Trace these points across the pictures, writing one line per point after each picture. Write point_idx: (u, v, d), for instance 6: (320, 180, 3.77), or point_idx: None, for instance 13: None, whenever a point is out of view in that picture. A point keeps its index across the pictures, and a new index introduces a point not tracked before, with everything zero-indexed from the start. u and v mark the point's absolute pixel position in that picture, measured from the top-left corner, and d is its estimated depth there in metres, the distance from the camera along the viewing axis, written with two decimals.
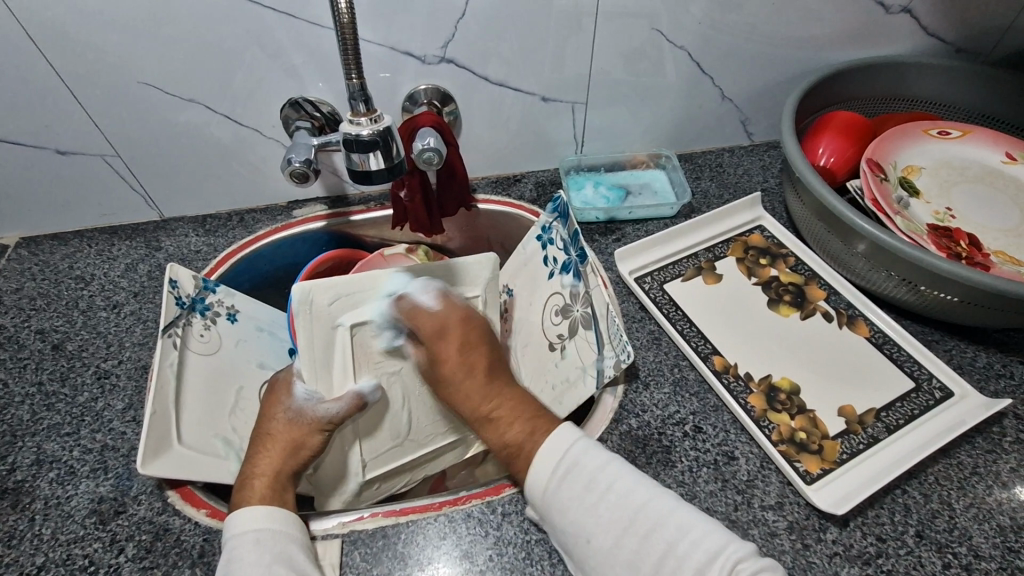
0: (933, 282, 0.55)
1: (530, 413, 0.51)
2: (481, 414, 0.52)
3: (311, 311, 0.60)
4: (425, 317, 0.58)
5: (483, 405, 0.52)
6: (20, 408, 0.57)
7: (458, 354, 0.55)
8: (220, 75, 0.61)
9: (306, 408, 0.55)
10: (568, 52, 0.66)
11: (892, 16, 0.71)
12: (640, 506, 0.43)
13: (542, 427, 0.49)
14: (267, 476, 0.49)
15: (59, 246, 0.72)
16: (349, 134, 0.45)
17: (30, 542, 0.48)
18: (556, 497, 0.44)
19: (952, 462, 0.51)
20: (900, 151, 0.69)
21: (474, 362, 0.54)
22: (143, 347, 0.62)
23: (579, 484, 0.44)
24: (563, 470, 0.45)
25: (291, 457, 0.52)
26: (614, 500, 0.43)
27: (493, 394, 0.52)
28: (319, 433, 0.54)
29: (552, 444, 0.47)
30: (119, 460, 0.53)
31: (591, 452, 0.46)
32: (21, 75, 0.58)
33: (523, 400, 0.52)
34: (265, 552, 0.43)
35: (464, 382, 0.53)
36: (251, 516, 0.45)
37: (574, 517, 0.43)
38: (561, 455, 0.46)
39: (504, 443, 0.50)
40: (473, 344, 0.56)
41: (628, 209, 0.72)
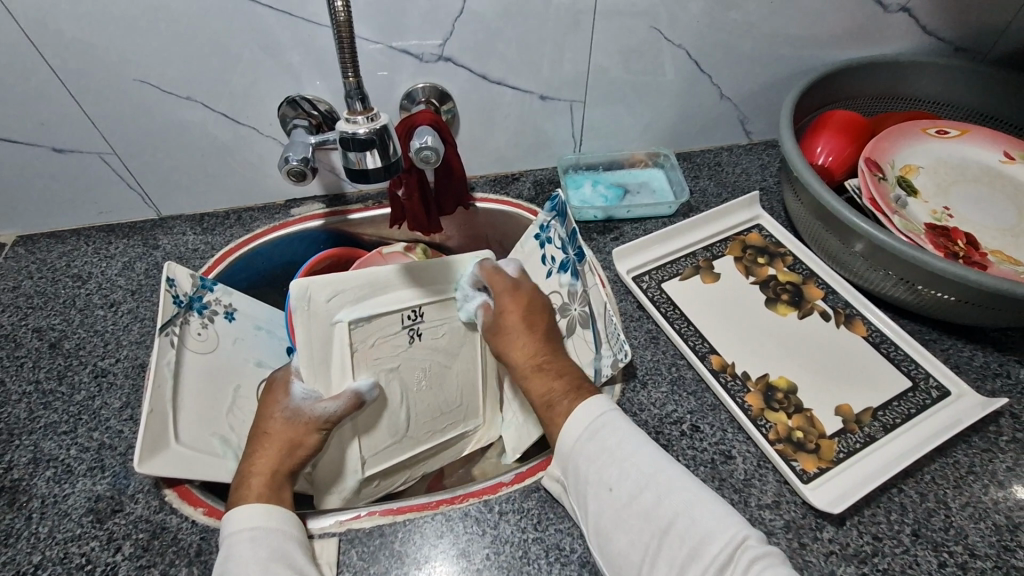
0: (931, 281, 0.55)
1: (581, 378, 0.53)
2: (533, 366, 0.55)
3: (308, 309, 0.59)
4: (499, 279, 0.61)
5: (535, 359, 0.55)
6: (17, 406, 0.57)
7: (522, 315, 0.58)
8: (217, 73, 0.61)
9: (304, 409, 0.56)
10: (566, 51, 0.66)
11: (890, 15, 0.70)
12: (653, 475, 0.44)
13: (585, 392, 0.52)
14: (264, 475, 0.50)
15: (56, 245, 0.72)
16: (346, 132, 0.45)
17: (27, 541, 0.48)
18: (581, 456, 0.47)
19: (948, 461, 0.51)
20: (898, 150, 0.69)
21: (533, 324, 0.57)
22: (141, 346, 0.62)
23: (599, 453, 0.46)
24: (587, 434, 0.47)
25: (287, 456, 0.52)
26: (634, 461, 0.45)
27: (545, 355, 0.55)
28: (315, 434, 0.55)
29: (585, 411, 0.49)
30: (116, 459, 0.53)
31: (618, 420, 0.48)
32: (18, 72, 0.58)
33: (568, 371, 0.54)
34: (262, 550, 0.43)
35: (518, 342, 0.57)
36: (249, 513, 0.45)
37: (595, 472, 0.45)
38: (588, 423, 0.48)
39: (545, 396, 0.52)
40: (536, 314, 0.58)
41: (626, 208, 0.72)
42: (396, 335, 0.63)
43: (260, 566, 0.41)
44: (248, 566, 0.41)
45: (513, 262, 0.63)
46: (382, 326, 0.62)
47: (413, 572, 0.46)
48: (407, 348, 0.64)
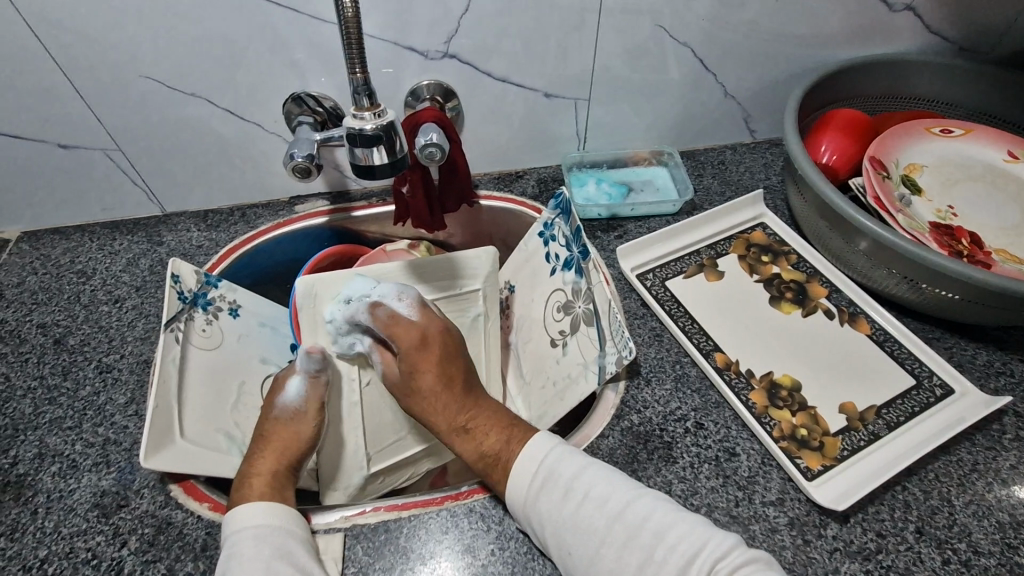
0: (935, 280, 0.56)
1: (510, 420, 0.52)
2: (457, 426, 0.52)
3: (314, 303, 0.62)
4: (403, 329, 0.56)
5: (457, 417, 0.52)
6: (22, 401, 0.57)
7: (438, 367, 0.55)
8: (222, 70, 0.61)
9: (304, 400, 0.56)
10: (570, 49, 0.66)
11: (895, 14, 0.71)
12: (615, 513, 0.42)
13: (518, 436, 0.50)
14: (266, 474, 0.50)
15: (60, 241, 0.72)
16: (353, 129, 0.45)
17: (33, 535, 0.48)
18: (535, 509, 0.45)
19: (952, 459, 0.51)
20: (902, 149, 0.69)
21: (452, 375, 0.55)
22: (145, 342, 0.62)
23: (554, 495, 0.44)
24: (538, 482, 0.45)
25: (289, 455, 0.53)
26: (588, 507, 0.43)
27: (471, 408, 0.53)
28: (314, 425, 0.56)
29: (528, 457, 0.47)
30: (121, 455, 0.53)
31: (566, 459, 0.46)
32: (24, 68, 0.58)
33: (496, 416, 0.52)
34: (265, 547, 0.43)
35: (433, 397, 0.54)
36: (251, 512, 0.45)
37: (553, 528, 0.43)
38: (536, 467, 0.46)
39: (480, 454, 0.49)
40: (450, 359, 0.56)
41: (630, 206, 0.72)
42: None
43: (263, 563, 0.41)
44: (252, 562, 0.41)
45: (407, 295, 0.59)
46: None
47: (419, 568, 0.46)
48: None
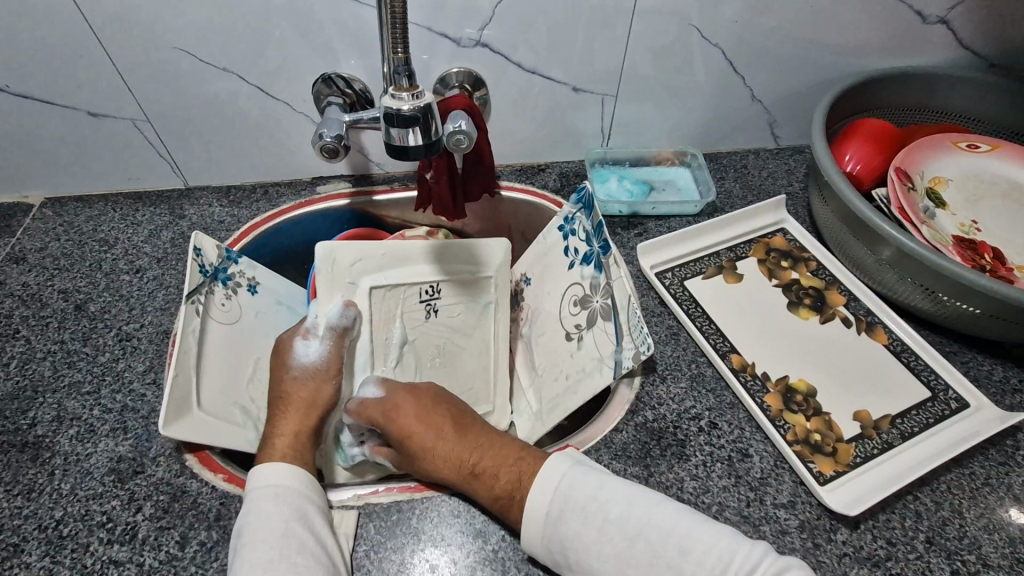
0: (956, 293, 0.56)
1: (511, 453, 0.49)
2: (465, 474, 0.48)
3: (331, 270, 0.63)
4: (369, 409, 0.56)
5: (463, 460, 0.49)
6: (42, 364, 0.57)
7: (416, 422, 0.52)
8: (254, 47, 0.62)
9: (327, 360, 0.58)
10: (601, 44, 0.66)
11: (928, 26, 0.70)
12: (638, 534, 0.42)
13: (526, 468, 0.47)
14: (290, 435, 0.51)
15: (83, 208, 0.73)
16: (391, 108, 0.45)
17: (49, 496, 0.48)
18: (557, 536, 0.43)
19: (965, 473, 0.51)
20: (928, 161, 0.69)
21: (440, 424, 0.52)
22: (165, 313, 0.62)
23: (574, 520, 0.43)
24: (552, 514, 0.44)
25: (309, 416, 0.53)
26: (609, 529, 0.42)
27: (473, 450, 0.49)
28: (331, 386, 0.56)
29: (543, 481, 0.45)
30: (138, 422, 0.53)
31: (583, 478, 0.45)
32: (60, 33, 0.58)
33: (505, 450, 0.49)
34: (284, 507, 0.44)
35: (437, 444, 0.50)
36: (272, 471, 0.46)
37: (576, 553, 0.43)
38: (551, 496, 0.44)
39: (495, 495, 0.46)
40: (427, 411, 0.54)
41: (652, 205, 0.72)
42: (413, 308, 0.67)
43: (282, 522, 0.42)
44: (271, 520, 0.42)
45: (370, 381, 0.60)
46: (404, 295, 0.66)
47: (428, 549, 0.46)
48: (421, 323, 0.67)
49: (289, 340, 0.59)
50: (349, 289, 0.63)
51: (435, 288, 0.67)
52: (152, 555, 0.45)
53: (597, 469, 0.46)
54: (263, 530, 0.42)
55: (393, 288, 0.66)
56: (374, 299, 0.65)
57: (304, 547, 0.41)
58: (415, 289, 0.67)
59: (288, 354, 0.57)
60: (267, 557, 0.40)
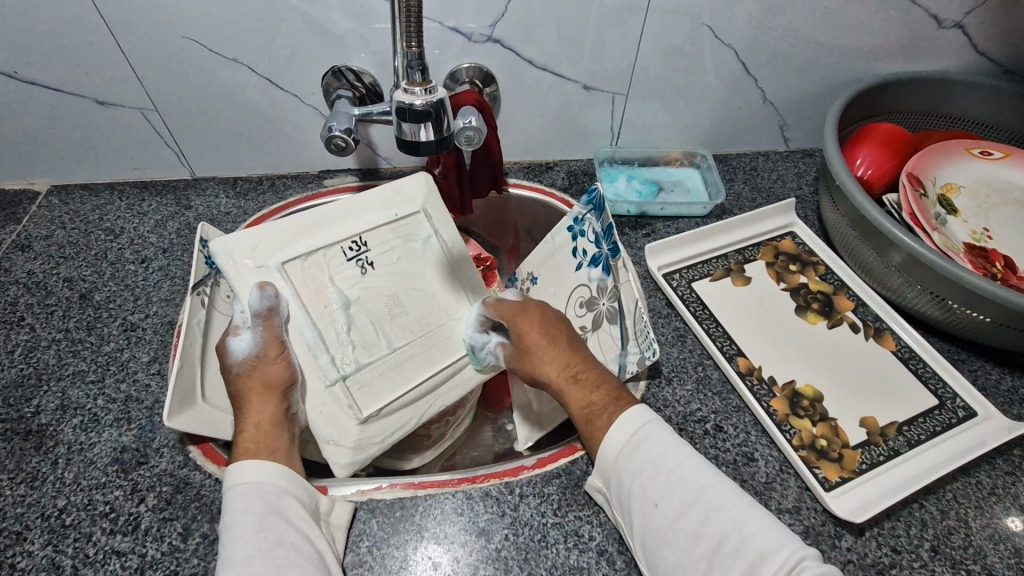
0: (966, 301, 0.55)
1: (617, 384, 0.51)
2: (567, 376, 0.52)
3: (231, 259, 0.52)
4: (504, 308, 0.58)
5: (567, 364, 0.52)
6: (46, 352, 0.57)
7: (545, 328, 0.55)
8: (265, 39, 0.61)
9: (263, 344, 0.51)
10: (614, 42, 0.66)
11: (943, 31, 0.70)
12: (707, 485, 0.42)
13: (625, 399, 0.49)
14: (251, 429, 0.48)
15: (89, 197, 0.72)
16: (403, 103, 0.46)
17: (52, 485, 0.48)
18: (628, 464, 0.45)
19: (971, 481, 0.51)
20: (940, 167, 0.69)
21: (556, 334, 0.55)
22: (170, 303, 0.62)
23: (646, 463, 0.44)
24: (634, 440, 0.45)
25: (265, 402, 0.50)
26: (680, 472, 0.43)
27: (578, 361, 0.52)
28: (282, 364, 0.51)
29: (635, 412, 0.47)
30: (142, 413, 0.53)
31: (665, 428, 0.46)
32: (70, 19, 0.58)
33: (605, 378, 0.51)
34: (255, 502, 0.43)
35: (547, 352, 0.54)
36: (240, 470, 0.44)
37: (641, 484, 0.44)
38: (636, 426, 0.46)
39: (588, 404, 0.49)
40: (558, 322, 0.56)
41: (660, 205, 0.72)
42: (344, 269, 0.56)
43: (257, 518, 0.42)
44: (243, 518, 0.41)
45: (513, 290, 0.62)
46: (324, 261, 0.55)
47: (430, 547, 0.46)
48: (359, 280, 0.57)
49: (222, 343, 0.53)
50: (257, 269, 0.52)
51: (360, 240, 0.57)
52: (155, 547, 0.45)
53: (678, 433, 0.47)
54: (237, 527, 0.41)
55: (310, 255, 0.55)
56: (292, 274, 0.53)
57: (282, 539, 0.41)
58: (336, 249, 0.56)
59: (224, 354, 0.52)
60: (246, 554, 0.40)
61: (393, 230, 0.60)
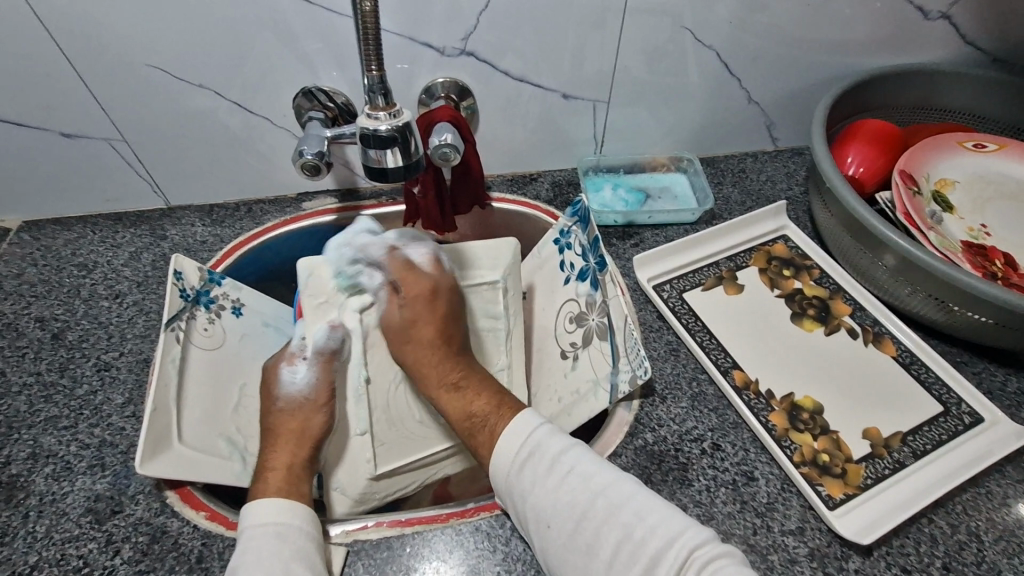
0: (965, 302, 0.53)
1: (497, 391, 0.51)
2: (447, 382, 0.53)
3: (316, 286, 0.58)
4: (413, 279, 0.57)
5: (449, 372, 0.53)
6: (17, 398, 0.55)
7: (437, 325, 0.55)
8: (231, 62, 0.59)
9: (315, 388, 0.54)
10: (591, 48, 0.64)
11: (929, 22, 0.68)
12: (599, 492, 0.42)
13: (508, 405, 0.49)
14: (282, 469, 0.49)
15: (61, 232, 0.70)
16: (366, 129, 0.44)
17: (22, 540, 0.46)
18: (518, 483, 0.44)
19: (981, 492, 0.49)
20: (934, 163, 0.67)
21: (449, 333, 0.56)
22: (145, 340, 0.60)
23: (535, 477, 0.44)
24: (522, 456, 0.45)
25: (301, 445, 0.52)
26: (572, 481, 0.43)
27: (461, 368, 0.54)
28: (322, 414, 0.54)
29: (514, 433, 0.46)
30: (117, 458, 0.51)
31: (555, 436, 0.45)
32: (26, 52, 0.56)
33: (486, 388, 0.52)
34: (281, 545, 0.42)
35: (427, 359, 0.54)
36: (272, 508, 0.44)
37: (534, 502, 0.43)
38: (523, 443, 0.45)
39: (468, 413, 0.50)
40: (453, 317, 0.57)
41: (647, 214, 0.70)
42: None
43: (281, 562, 0.41)
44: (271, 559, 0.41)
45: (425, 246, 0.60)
46: None
47: None
48: None
49: (276, 366, 0.57)
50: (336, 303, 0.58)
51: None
52: None
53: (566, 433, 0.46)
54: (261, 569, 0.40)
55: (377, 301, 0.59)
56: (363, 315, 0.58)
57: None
58: None
59: (276, 383, 0.55)
60: None
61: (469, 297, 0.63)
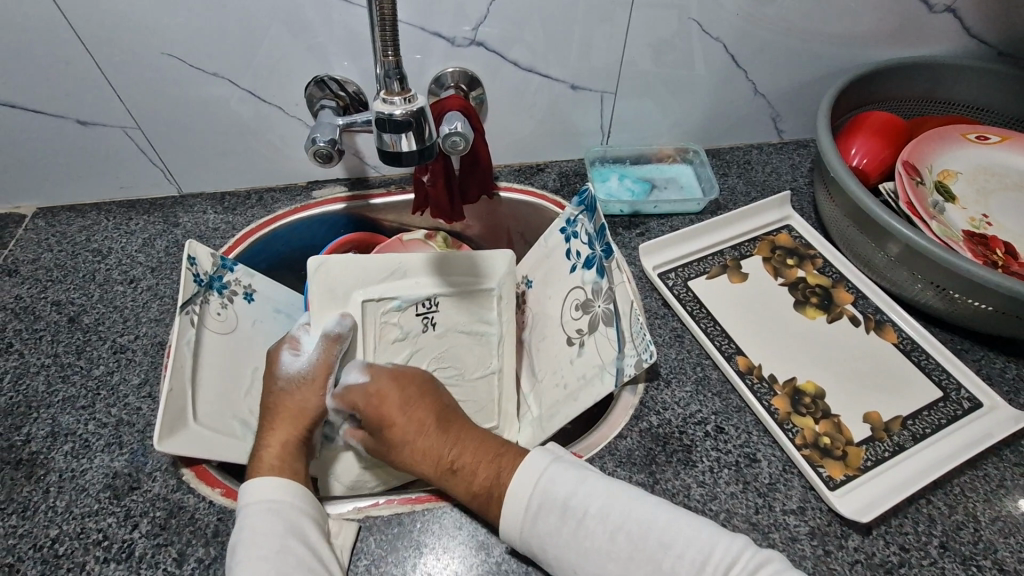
0: (966, 289, 0.54)
1: (495, 445, 0.49)
2: (444, 468, 0.48)
3: (325, 282, 0.62)
4: (354, 398, 0.54)
5: (439, 457, 0.49)
6: (35, 379, 0.56)
7: (400, 414, 0.51)
8: (245, 51, 0.60)
9: (312, 366, 0.56)
10: (600, 40, 0.65)
11: (934, 15, 0.69)
12: (619, 526, 0.42)
13: (508, 462, 0.47)
14: (277, 446, 0.50)
15: (76, 218, 0.72)
16: (382, 113, 0.44)
17: (44, 514, 0.48)
18: (534, 533, 0.43)
19: (979, 474, 0.50)
20: (936, 154, 0.67)
21: (418, 416, 0.51)
22: (160, 323, 0.61)
23: (551, 522, 0.43)
24: (531, 508, 0.43)
25: (298, 427, 0.53)
26: (590, 525, 0.42)
27: (446, 447, 0.49)
28: (319, 397, 0.55)
29: (520, 482, 0.44)
30: (134, 436, 0.52)
31: (563, 474, 0.44)
32: (45, 40, 0.57)
33: (478, 452, 0.48)
34: (275, 521, 0.43)
35: (417, 437, 0.50)
36: (264, 486, 0.45)
37: (554, 549, 0.42)
38: (531, 489, 0.44)
39: (472, 492, 0.46)
40: (413, 401, 0.52)
41: (653, 204, 0.71)
42: (410, 319, 0.64)
43: (277, 538, 0.42)
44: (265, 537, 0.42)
45: (355, 366, 0.57)
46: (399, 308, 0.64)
47: (430, 562, 0.46)
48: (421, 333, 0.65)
49: (277, 351, 0.58)
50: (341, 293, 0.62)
51: (432, 301, 0.65)
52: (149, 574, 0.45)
53: (580, 467, 0.45)
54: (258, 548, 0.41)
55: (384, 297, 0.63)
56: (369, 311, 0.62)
57: (299, 562, 0.41)
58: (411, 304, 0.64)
59: (277, 365, 0.57)
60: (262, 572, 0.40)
61: (458, 301, 0.66)
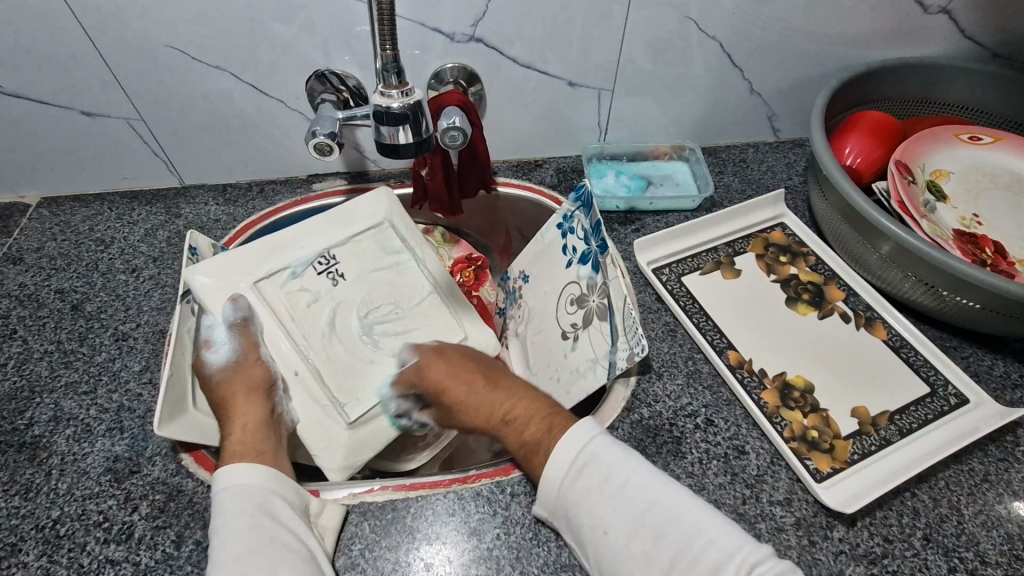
0: (954, 287, 0.55)
1: (550, 411, 0.49)
2: (497, 421, 0.50)
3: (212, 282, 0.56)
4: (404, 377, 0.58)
5: (494, 411, 0.51)
6: (38, 364, 0.57)
7: (452, 380, 0.55)
8: (247, 45, 0.61)
9: (240, 351, 0.55)
10: (598, 38, 0.66)
11: (930, 16, 0.69)
12: (654, 502, 0.41)
13: (559, 424, 0.47)
14: (240, 430, 0.50)
15: (80, 208, 0.73)
16: (381, 105, 0.45)
17: (46, 496, 0.49)
18: (573, 492, 0.43)
19: (963, 469, 0.51)
20: (929, 154, 0.68)
21: (466, 378, 0.54)
22: (161, 312, 0.62)
23: (590, 484, 0.43)
24: (577, 465, 0.44)
25: (251, 403, 0.52)
26: (621, 497, 0.42)
27: (501, 402, 0.51)
28: (262, 366, 0.55)
29: (569, 442, 0.45)
30: (134, 422, 0.54)
31: (609, 446, 0.44)
32: (50, 31, 0.58)
33: (530, 406, 0.50)
34: (246, 500, 0.43)
35: (468, 399, 0.53)
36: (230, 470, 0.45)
37: (587, 512, 0.42)
38: (579, 449, 0.44)
39: (521, 442, 0.48)
40: (460, 369, 0.55)
41: (649, 200, 0.72)
42: (317, 280, 0.60)
43: (250, 517, 0.42)
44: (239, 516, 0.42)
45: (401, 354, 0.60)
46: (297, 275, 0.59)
47: (423, 547, 0.47)
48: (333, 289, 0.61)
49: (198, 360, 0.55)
50: (228, 281, 0.57)
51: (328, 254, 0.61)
52: (148, 554, 0.46)
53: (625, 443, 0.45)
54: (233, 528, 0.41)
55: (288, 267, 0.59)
56: (266, 291, 0.58)
57: (274, 537, 0.41)
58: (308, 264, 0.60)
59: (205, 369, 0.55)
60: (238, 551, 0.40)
61: (363, 244, 0.63)
